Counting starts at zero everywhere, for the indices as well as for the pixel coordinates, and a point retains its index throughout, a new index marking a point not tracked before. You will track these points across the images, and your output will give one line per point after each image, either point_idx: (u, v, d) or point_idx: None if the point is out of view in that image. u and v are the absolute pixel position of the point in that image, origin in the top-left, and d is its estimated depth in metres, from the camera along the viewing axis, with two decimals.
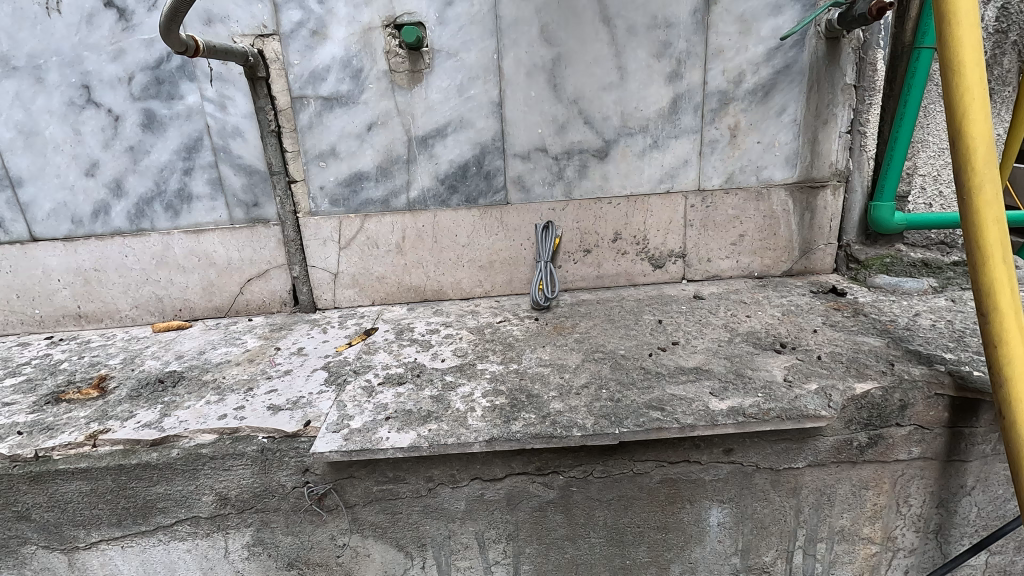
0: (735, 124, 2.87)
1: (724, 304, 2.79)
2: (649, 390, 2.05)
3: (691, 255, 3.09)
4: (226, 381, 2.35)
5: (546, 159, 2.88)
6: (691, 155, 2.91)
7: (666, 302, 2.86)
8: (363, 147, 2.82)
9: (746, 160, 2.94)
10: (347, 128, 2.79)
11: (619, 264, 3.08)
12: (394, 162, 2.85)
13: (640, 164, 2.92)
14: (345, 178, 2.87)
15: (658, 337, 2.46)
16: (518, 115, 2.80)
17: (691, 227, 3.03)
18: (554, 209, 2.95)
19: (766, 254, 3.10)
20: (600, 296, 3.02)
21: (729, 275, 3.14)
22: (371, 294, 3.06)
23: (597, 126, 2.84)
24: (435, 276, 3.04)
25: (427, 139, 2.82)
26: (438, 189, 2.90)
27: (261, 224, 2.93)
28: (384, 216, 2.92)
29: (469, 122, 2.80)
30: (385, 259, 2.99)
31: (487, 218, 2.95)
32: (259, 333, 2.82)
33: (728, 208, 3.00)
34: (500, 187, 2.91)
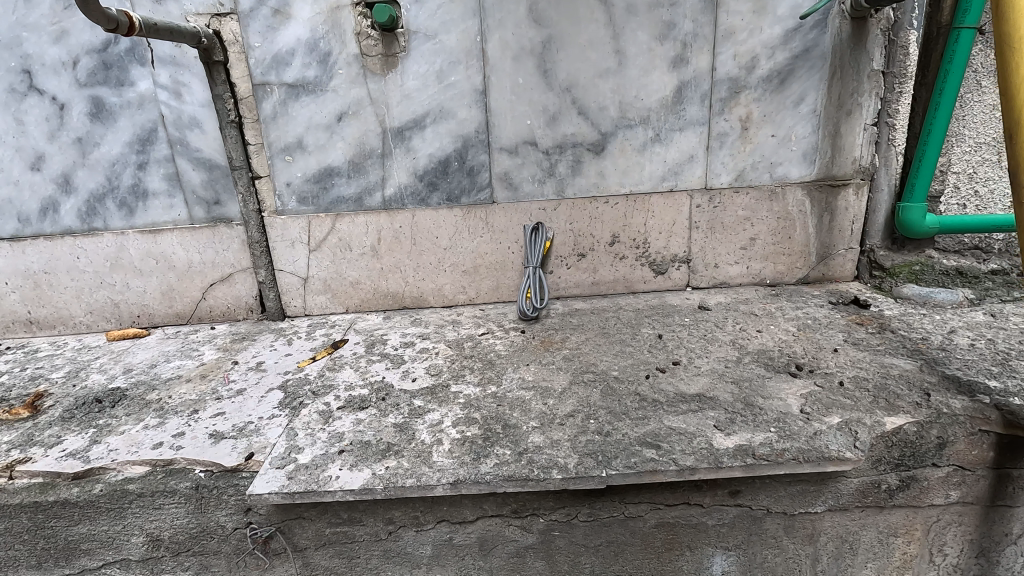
0: (747, 115, 2.57)
1: (732, 317, 2.51)
2: (644, 421, 1.77)
3: (695, 261, 2.81)
4: (171, 401, 2.10)
5: (536, 153, 2.60)
6: (697, 149, 2.62)
7: (668, 314, 2.58)
8: (334, 140, 2.56)
9: (759, 155, 2.64)
10: (315, 119, 2.53)
11: (617, 270, 2.80)
12: (368, 156, 2.58)
13: (640, 160, 2.63)
14: (314, 174, 2.60)
15: (658, 355, 2.18)
16: (504, 105, 2.52)
17: (696, 230, 2.74)
18: (545, 209, 2.68)
19: (779, 260, 2.81)
20: (595, 305, 2.74)
21: (738, 283, 2.86)
22: (345, 301, 2.80)
23: (592, 117, 2.56)
24: (415, 282, 2.78)
25: (404, 131, 2.55)
26: (417, 186, 2.64)
27: (224, 223, 2.67)
28: (357, 215, 2.66)
29: (449, 112, 2.53)
30: (360, 263, 2.73)
31: (470, 219, 2.68)
32: (220, 344, 2.58)
33: (737, 209, 2.72)
34: (485, 184, 2.64)
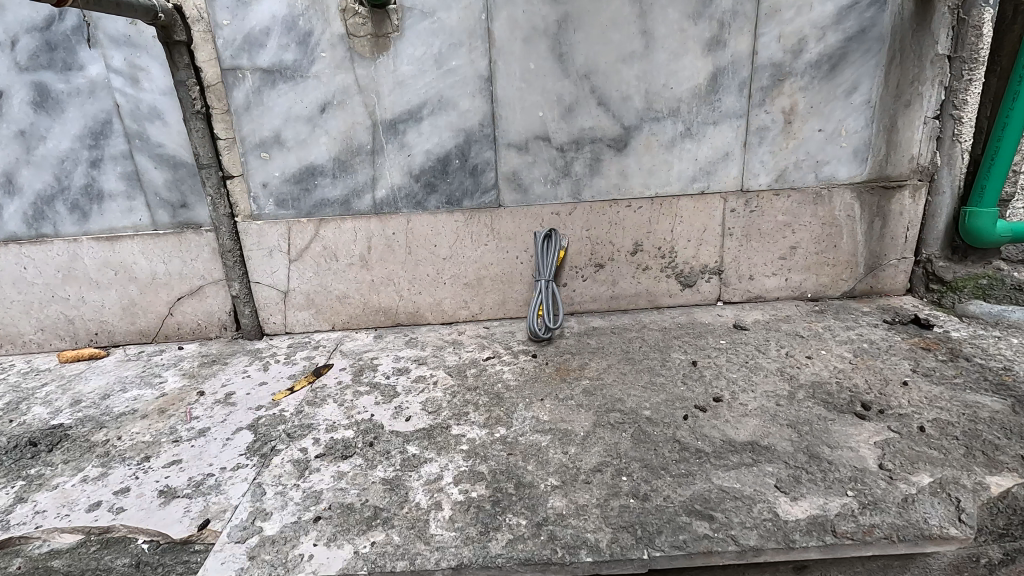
0: (791, 106, 2.23)
1: (774, 339, 2.19)
2: (688, 480, 1.45)
3: (728, 272, 2.48)
4: (119, 444, 1.77)
5: (549, 150, 2.27)
6: (733, 146, 2.29)
7: (700, 335, 2.25)
8: (316, 134, 2.22)
9: (803, 153, 2.31)
10: (294, 109, 2.18)
11: (639, 282, 2.48)
12: (356, 153, 2.25)
13: (668, 158, 2.29)
14: (294, 173, 2.26)
15: (694, 388, 1.86)
16: (513, 94, 2.19)
17: (730, 237, 2.42)
18: (559, 213, 2.34)
19: (822, 272, 2.49)
20: (615, 323, 2.41)
21: (775, 296, 2.53)
22: (331, 317, 2.48)
23: (613, 109, 2.22)
24: (410, 296, 2.45)
25: (397, 124, 2.21)
26: (412, 187, 2.30)
27: (192, 229, 2.34)
28: (343, 221, 2.32)
29: (449, 102, 2.19)
30: (347, 274, 2.40)
31: (473, 225, 2.35)
32: (186, 369, 2.24)
33: (777, 214, 2.39)
34: (490, 185, 2.30)
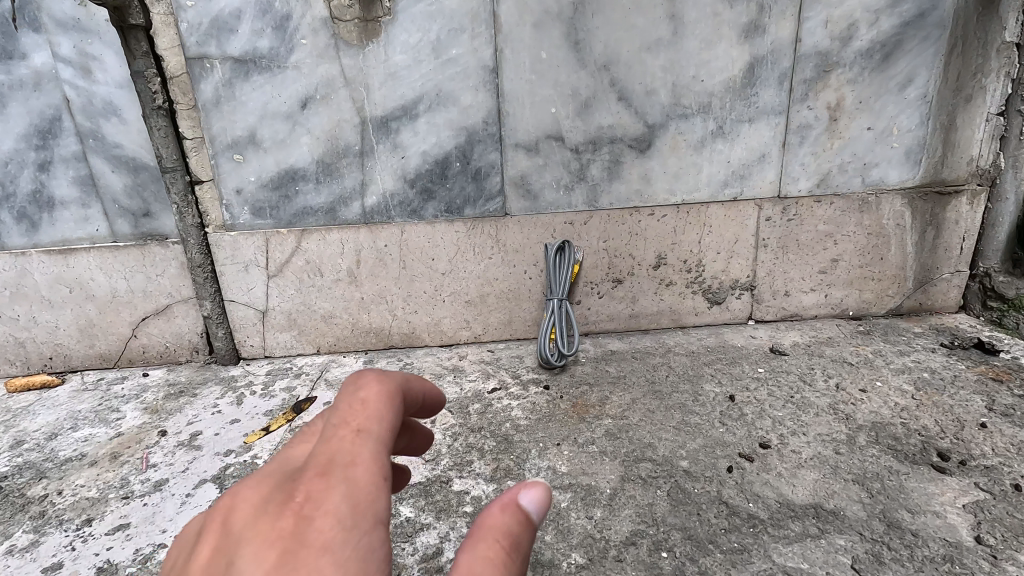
0: (838, 101, 1.96)
1: (819, 366, 1.93)
2: (743, 559, 1.19)
3: (761, 288, 2.22)
4: (59, 503, 1.49)
5: (563, 151, 1.99)
6: (771, 146, 2.02)
7: (733, 362, 1.99)
8: (296, 133, 1.93)
9: (850, 154, 2.04)
10: (270, 105, 1.90)
11: (661, 299, 2.21)
12: (342, 155, 1.97)
13: (697, 160, 2.02)
14: (272, 178, 1.98)
15: (736, 432, 1.60)
16: (521, 88, 1.92)
17: (764, 249, 2.15)
18: (573, 223, 2.07)
19: (866, 287, 2.22)
20: (635, 346, 2.15)
21: (814, 315, 2.26)
22: (316, 340, 2.20)
23: (636, 105, 1.95)
24: (404, 315, 2.18)
25: (389, 122, 1.94)
26: (406, 193, 2.02)
27: (156, 241, 2.06)
28: (328, 232, 2.05)
29: (449, 97, 1.92)
30: (334, 291, 2.13)
31: (476, 236, 2.08)
32: (149, 402, 1.97)
33: (818, 223, 2.13)
34: (495, 191, 2.03)
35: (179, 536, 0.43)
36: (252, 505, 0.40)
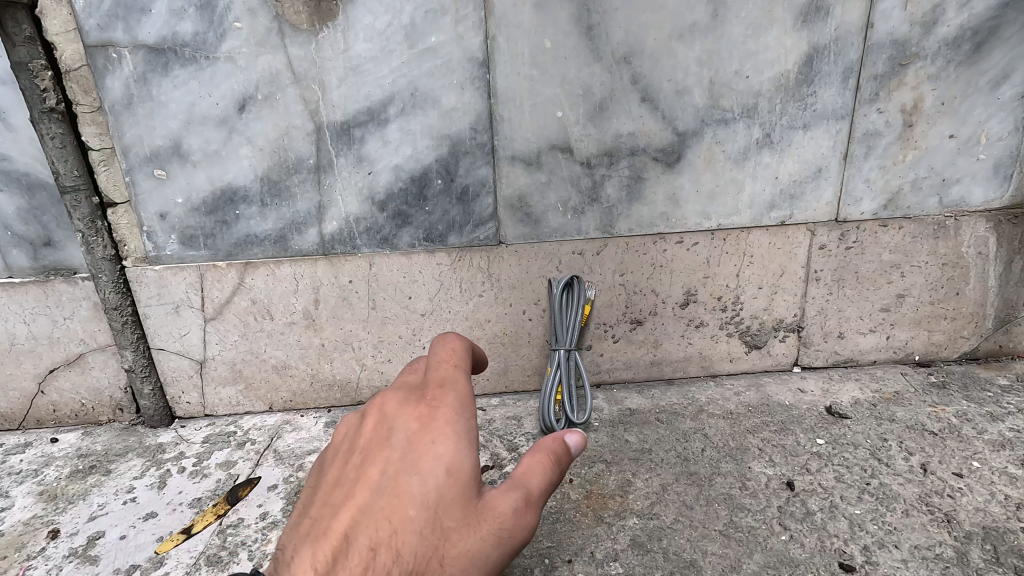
0: (915, 103, 1.57)
1: (893, 436, 1.54)
2: None
3: (809, 329, 1.83)
4: None
5: (571, 165, 1.59)
6: (829, 159, 1.62)
7: (784, 428, 1.60)
8: (233, 143, 1.52)
9: (926, 168, 1.64)
10: (198, 106, 1.48)
11: (688, 343, 1.82)
12: (293, 170, 1.56)
13: (737, 176, 1.63)
14: (205, 198, 1.57)
15: (805, 545, 1.22)
16: (519, 87, 1.51)
17: (815, 283, 1.76)
18: (583, 253, 1.68)
19: (936, 327, 1.83)
20: (659, 403, 1.75)
21: (872, 360, 1.87)
22: (267, 395, 1.80)
23: (663, 107, 1.55)
24: (376, 364, 1.78)
25: (351, 128, 1.52)
26: (374, 217, 1.62)
27: (61, 276, 1.64)
28: (278, 265, 1.65)
29: (427, 97, 1.51)
30: (287, 337, 1.73)
31: (463, 270, 1.68)
32: (49, 483, 1.56)
33: (881, 252, 1.74)
34: (487, 214, 1.63)
35: (346, 417, 0.83)
36: (396, 402, 0.78)
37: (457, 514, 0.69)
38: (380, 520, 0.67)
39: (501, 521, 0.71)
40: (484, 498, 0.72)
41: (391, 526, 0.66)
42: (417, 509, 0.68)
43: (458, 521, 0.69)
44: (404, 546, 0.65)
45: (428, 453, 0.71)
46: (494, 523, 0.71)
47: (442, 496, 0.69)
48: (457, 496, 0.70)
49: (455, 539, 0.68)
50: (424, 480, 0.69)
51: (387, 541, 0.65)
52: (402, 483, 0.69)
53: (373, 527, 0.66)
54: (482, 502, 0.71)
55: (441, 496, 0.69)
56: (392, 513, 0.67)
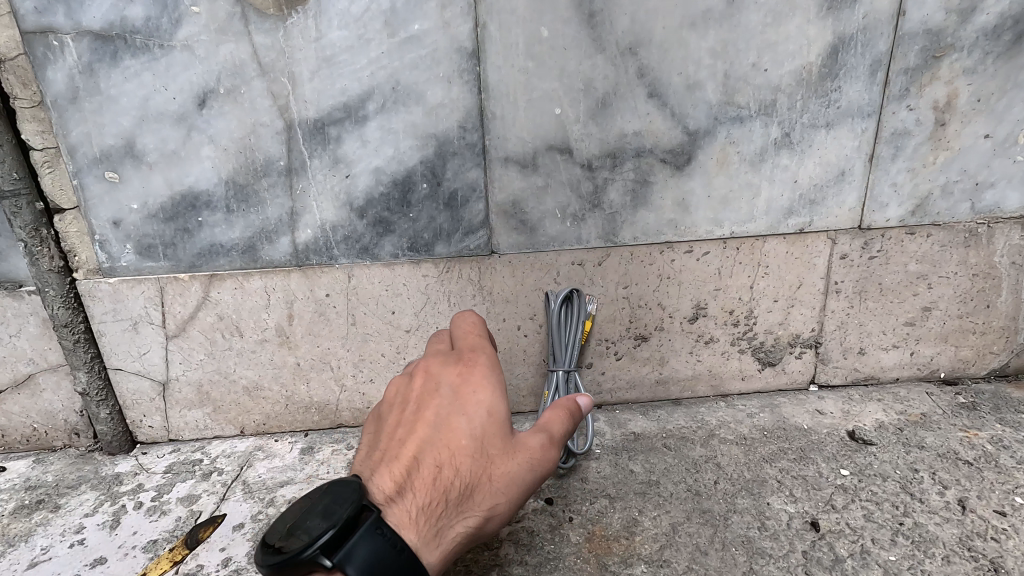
0: (948, 99, 1.43)
1: (924, 465, 1.40)
2: None
3: (827, 345, 1.69)
4: None
5: (570, 167, 1.44)
6: (853, 161, 1.48)
7: (804, 457, 1.45)
8: (193, 142, 1.36)
9: (958, 171, 1.50)
10: (153, 101, 1.32)
11: (697, 361, 1.68)
12: (262, 173, 1.40)
13: (753, 180, 1.48)
14: (163, 204, 1.41)
15: None
16: (513, 80, 1.36)
17: (835, 295, 1.62)
18: (583, 264, 1.53)
19: (965, 343, 1.69)
20: (666, 426, 1.61)
21: (894, 378, 1.74)
22: (238, 418, 1.65)
23: (672, 104, 1.40)
24: (356, 385, 1.64)
25: (325, 126, 1.37)
26: (353, 225, 1.46)
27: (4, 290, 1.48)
28: (247, 278, 1.49)
29: (411, 91, 1.35)
30: (259, 356, 1.58)
31: (452, 282, 1.53)
32: None
33: (907, 262, 1.60)
34: (477, 222, 1.48)
35: (391, 383, 1.05)
36: (438, 363, 1.02)
37: (500, 444, 0.92)
38: (441, 447, 0.91)
39: (535, 452, 0.94)
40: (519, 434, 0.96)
41: (450, 451, 0.91)
42: (469, 440, 0.91)
43: (500, 450, 0.92)
44: (461, 464, 0.90)
45: (472, 399, 0.94)
46: (531, 453, 0.93)
47: (486, 431, 0.93)
48: (497, 431, 0.93)
49: (499, 461, 0.92)
50: (471, 420, 0.93)
51: (451, 459, 0.90)
52: (454, 422, 0.93)
53: (438, 450, 0.91)
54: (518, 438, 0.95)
55: (485, 430, 0.92)
56: (449, 441, 0.91)
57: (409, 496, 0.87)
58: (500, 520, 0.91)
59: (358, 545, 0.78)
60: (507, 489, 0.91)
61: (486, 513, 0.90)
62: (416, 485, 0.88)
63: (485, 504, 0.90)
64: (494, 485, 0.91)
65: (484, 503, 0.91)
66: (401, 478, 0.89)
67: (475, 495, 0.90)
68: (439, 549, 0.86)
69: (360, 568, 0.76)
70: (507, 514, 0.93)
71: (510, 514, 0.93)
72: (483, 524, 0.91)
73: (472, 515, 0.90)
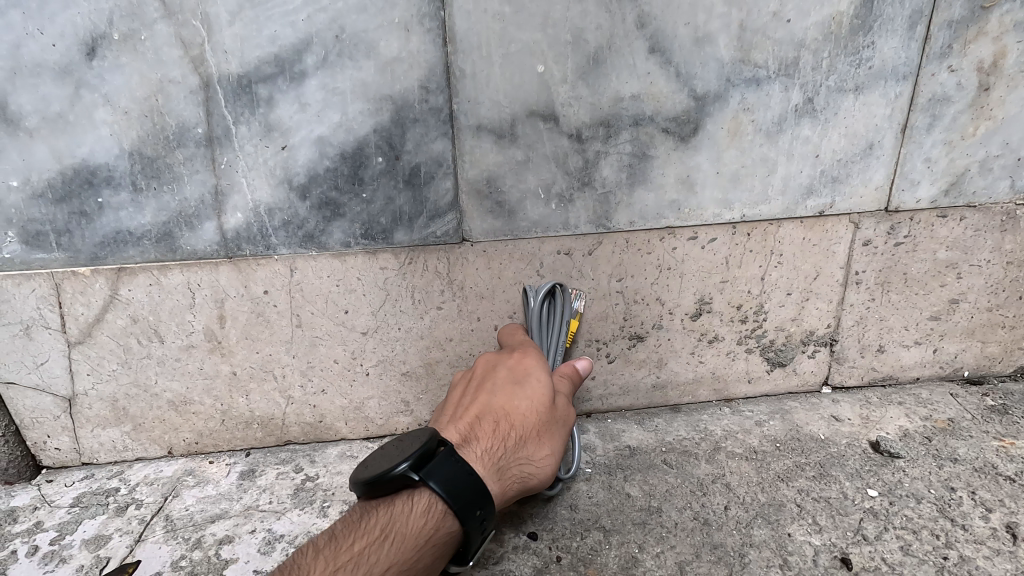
0: (994, 59, 1.22)
1: (961, 483, 1.22)
2: None
3: (844, 343, 1.50)
4: None
5: (555, 138, 1.20)
6: (883, 132, 1.27)
7: (824, 474, 1.26)
8: (84, 102, 1.08)
9: (1000, 144, 1.30)
10: (27, 49, 1.03)
11: (699, 363, 1.47)
12: (175, 143, 1.13)
13: (769, 154, 1.26)
14: (50, 181, 1.13)
15: None
16: (486, 29, 1.11)
17: (856, 287, 1.43)
18: (571, 253, 1.31)
19: (992, 339, 1.52)
20: (665, 438, 1.40)
21: (914, 377, 1.56)
22: (163, 437, 1.39)
23: (677, 61, 1.17)
24: (305, 396, 1.39)
25: (252, 84, 1.10)
26: (294, 208, 1.21)
27: None
28: (165, 271, 1.22)
29: (357, 40, 1.09)
30: (186, 365, 1.32)
31: (415, 276, 1.29)
32: None
33: (936, 249, 1.41)
34: (445, 203, 1.23)
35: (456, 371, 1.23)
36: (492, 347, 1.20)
37: (548, 408, 1.07)
38: (500, 407, 1.05)
39: (569, 417, 1.10)
40: (558, 404, 1.11)
41: (507, 411, 1.04)
42: (522, 402, 1.05)
43: (548, 414, 1.06)
44: (517, 420, 1.03)
45: (525, 370, 1.10)
46: (566, 419, 1.09)
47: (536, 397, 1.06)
48: (549, 398, 1.07)
49: (547, 421, 1.06)
50: (523, 385, 1.08)
51: (510, 415, 1.04)
52: (512, 386, 1.08)
53: (497, 409, 1.04)
54: (558, 407, 1.09)
55: (538, 398, 1.06)
56: (506, 403, 1.05)
57: (475, 441, 0.99)
58: (550, 472, 1.04)
59: (437, 466, 0.88)
60: (552, 448, 1.05)
61: (535, 465, 1.02)
62: (481, 434, 1.01)
63: (534, 457, 1.02)
64: (542, 443, 1.04)
65: (535, 455, 1.03)
66: (466, 429, 1.02)
67: (529, 446, 1.03)
68: (499, 485, 0.96)
69: (442, 481, 0.86)
70: (551, 471, 1.04)
71: (553, 471, 1.05)
72: (531, 475, 1.02)
73: (525, 463, 1.01)
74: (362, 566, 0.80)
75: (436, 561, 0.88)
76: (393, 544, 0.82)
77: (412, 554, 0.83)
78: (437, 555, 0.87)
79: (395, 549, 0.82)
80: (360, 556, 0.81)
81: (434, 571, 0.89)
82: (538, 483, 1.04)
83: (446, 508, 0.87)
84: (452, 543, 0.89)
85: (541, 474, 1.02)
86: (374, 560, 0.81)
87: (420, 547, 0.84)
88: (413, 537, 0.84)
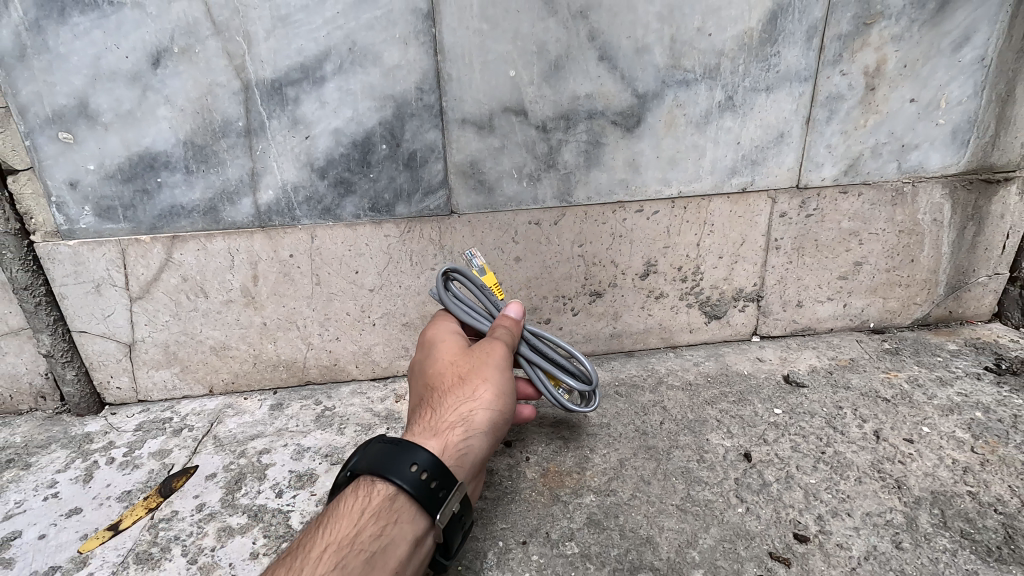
0: (877, 64, 1.52)
1: (848, 403, 1.54)
2: None
3: (768, 298, 1.81)
4: None
5: (525, 129, 1.49)
6: (791, 123, 1.57)
7: (742, 399, 1.58)
8: (149, 102, 1.36)
9: (886, 133, 1.61)
10: (106, 60, 1.31)
11: (649, 315, 1.78)
12: (220, 134, 1.41)
13: (699, 141, 1.56)
14: (120, 164, 1.41)
15: (761, 517, 1.21)
16: (468, 42, 1.39)
17: (776, 251, 1.74)
18: (540, 223, 1.60)
19: (891, 295, 1.84)
20: (619, 375, 1.72)
21: (828, 328, 1.88)
22: (206, 377, 1.69)
23: (622, 67, 1.46)
24: (322, 343, 1.69)
25: (283, 87, 1.38)
26: (315, 186, 1.49)
27: None
28: (209, 238, 1.51)
29: (365, 51, 1.37)
30: (225, 316, 1.61)
31: (413, 242, 1.58)
32: None
33: (841, 220, 1.72)
34: (437, 182, 1.52)
35: None
36: None
37: (459, 356, 1.11)
38: (425, 379, 1.12)
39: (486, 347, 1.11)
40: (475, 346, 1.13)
41: (431, 379, 1.11)
42: (438, 364, 1.12)
43: (461, 359, 1.10)
44: (439, 381, 1.09)
45: (434, 340, 1.17)
46: (485, 351, 1.10)
47: (447, 353, 1.13)
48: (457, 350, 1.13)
49: (464, 363, 1.09)
50: (434, 351, 1.15)
51: (432, 381, 1.10)
52: (429, 355, 1.15)
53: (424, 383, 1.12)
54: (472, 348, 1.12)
55: (448, 354, 1.12)
56: (428, 373, 1.12)
57: (413, 421, 1.06)
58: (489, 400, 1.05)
59: (368, 452, 0.99)
60: (481, 380, 1.06)
61: (471, 401, 1.04)
62: (417, 412, 1.08)
63: (466, 398, 1.05)
64: (469, 381, 1.07)
65: (467, 395, 1.05)
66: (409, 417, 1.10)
67: (456, 390, 1.06)
68: (439, 438, 1.00)
69: (365, 459, 0.96)
70: (493, 398, 1.05)
71: (493, 397, 1.05)
72: (474, 413, 1.04)
73: (460, 408, 1.04)
74: (305, 551, 0.89)
75: (393, 528, 0.91)
76: (331, 525, 0.91)
77: (348, 528, 0.90)
78: (385, 524, 0.91)
79: (333, 527, 0.91)
80: (306, 545, 0.91)
81: (398, 543, 0.90)
82: (486, 415, 1.04)
83: (377, 478, 0.95)
84: (402, 505, 0.93)
85: (477, 406, 1.03)
86: (314, 544, 0.90)
87: (355, 519, 0.91)
88: (349, 512, 0.92)
